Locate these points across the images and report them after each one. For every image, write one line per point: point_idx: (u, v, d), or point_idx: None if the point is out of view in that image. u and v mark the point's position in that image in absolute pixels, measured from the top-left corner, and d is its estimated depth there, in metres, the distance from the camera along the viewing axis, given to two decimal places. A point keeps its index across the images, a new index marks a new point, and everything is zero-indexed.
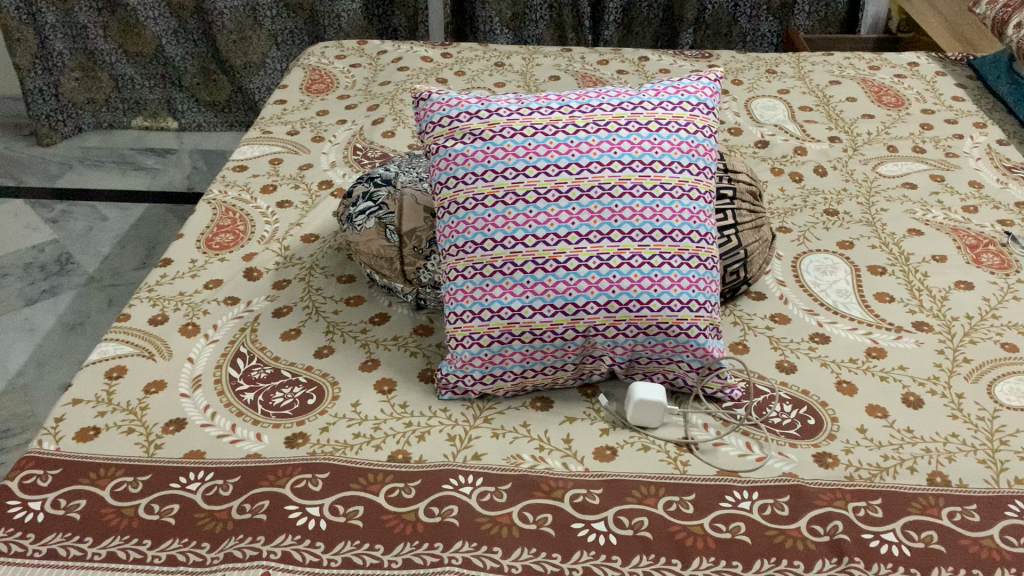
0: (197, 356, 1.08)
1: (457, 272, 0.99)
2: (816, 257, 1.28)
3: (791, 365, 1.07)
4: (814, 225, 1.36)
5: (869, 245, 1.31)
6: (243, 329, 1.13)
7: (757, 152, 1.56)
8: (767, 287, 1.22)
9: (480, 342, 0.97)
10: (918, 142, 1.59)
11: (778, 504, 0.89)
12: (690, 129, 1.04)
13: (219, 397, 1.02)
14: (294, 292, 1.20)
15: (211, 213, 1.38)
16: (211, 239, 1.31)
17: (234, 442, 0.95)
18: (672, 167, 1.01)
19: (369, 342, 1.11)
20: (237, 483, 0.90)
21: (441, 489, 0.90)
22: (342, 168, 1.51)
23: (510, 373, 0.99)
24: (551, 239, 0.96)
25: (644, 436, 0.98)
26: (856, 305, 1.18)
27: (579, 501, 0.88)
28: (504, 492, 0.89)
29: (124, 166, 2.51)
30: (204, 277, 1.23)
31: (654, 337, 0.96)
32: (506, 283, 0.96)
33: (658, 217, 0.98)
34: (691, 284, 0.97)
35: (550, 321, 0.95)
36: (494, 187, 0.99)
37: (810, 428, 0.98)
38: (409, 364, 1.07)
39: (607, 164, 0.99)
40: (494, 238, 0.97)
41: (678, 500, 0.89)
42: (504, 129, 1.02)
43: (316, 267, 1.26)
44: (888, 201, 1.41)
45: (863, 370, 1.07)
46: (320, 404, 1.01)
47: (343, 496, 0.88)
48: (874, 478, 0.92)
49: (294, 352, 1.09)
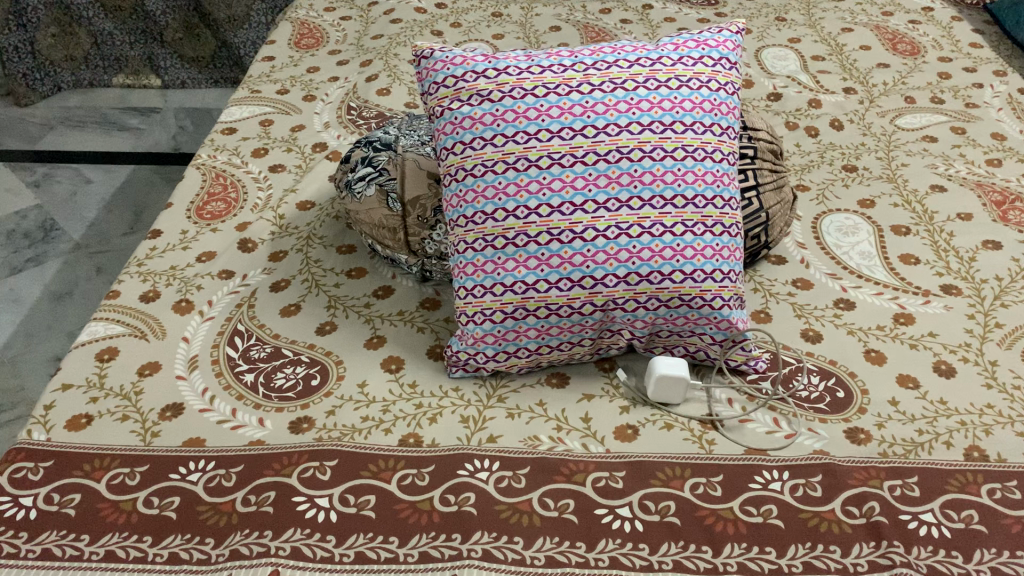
0: (192, 336, 1.03)
1: (467, 244, 0.93)
2: (837, 217, 1.22)
3: (816, 334, 1.03)
4: (832, 182, 1.30)
5: (891, 203, 1.25)
6: (240, 305, 1.08)
7: (769, 106, 1.49)
8: (787, 251, 1.16)
9: (493, 319, 0.92)
10: (936, 92, 1.52)
11: (811, 484, 0.85)
12: (712, 86, 0.97)
13: (217, 379, 0.97)
14: (292, 264, 1.14)
15: (201, 180, 1.32)
16: (201, 208, 1.25)
17: (235, 428, 0.91)
18: (694, 128, 0.94)
19: (373, 316, 1.04)
20: (240, 472, 0.86)
21: (456, 475, 0.85)
22: (337, 129, 1.44)
23: (524, 350, 0.94)
24: (566, 208, 0.90)
25: (666, 413, 0.93)
26: (881, 268, 1.13)
27: (602, 485, 0.84)
28: (522, 477, 0.85)
29: (107, 127, 2.43)
30: (196, 249, 1.17)
31: (676, 310, 0.92)
32: (519, 256, 0.91)
33: (680, 181, 0.92)
34: (714, 253, 0.92)
35: (567, 295, 0.90)
36: (504, 153, 0.93)
37: (839, 401, 0.94)
38: (416, 340, 1.01)
39: (625, 126, 0.92)
40: (505, 208, 0.91)
41: (705, 483, 0.85)
42: (514, 89, 0.94)
43: (312, 235, 1.19)
44: (909, 155, 1.35)
45: (891, 337, 1.02)
46: (325, 385, 0.95)
47: (353, 485, 0.84)
48: (908, 454, 0.88)
49: (295, 331, 1.03)
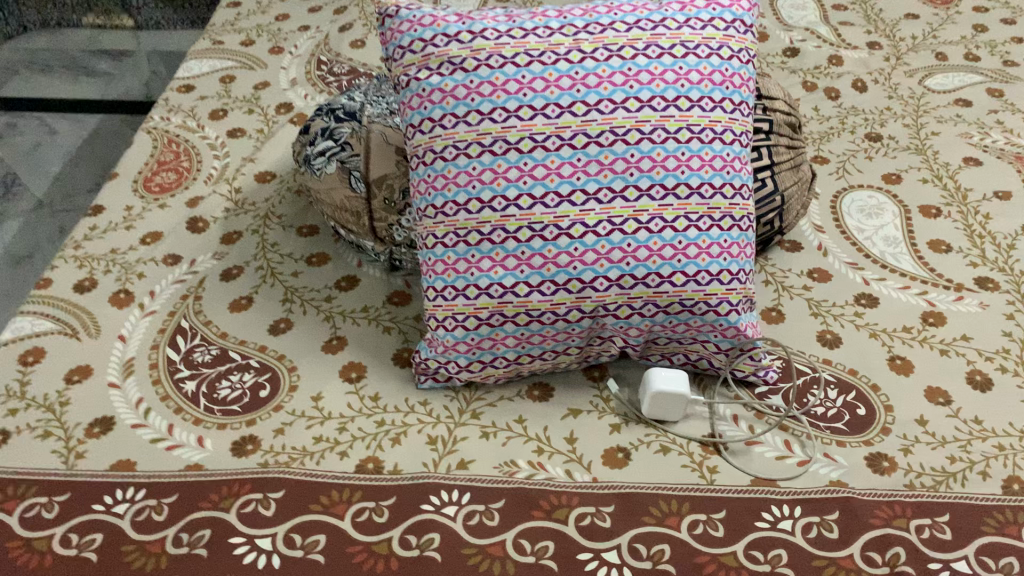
0: (129, 334, 0.91)
1: (436, 238, 0.81)
2: (859, 196, 1.10)
3: (834, 337, 0.91)
4: (853, 153, 1.17)
5: (920, 178, 1.12)
6: (185, 297, 0.96)
7: (785, 63, 1.35)
8: (803, 235, 1.04)
9: (466, 325, 0.80)
10: (971, 48, 1.37)
11: (826, 523, 0.74)
12: (723, 54, 0.82)
13: (154, 388, 0.85)
14: (246, 248, 1.02)
15: (151, 146, 1.18)
16: (149, 180, 1.13)
17: (171, 449, 0.80)
18: (702, 104, 0.80)
19: (333, 313, 0.92)
20: (172, 504, 0.75)
21: (419, 511, 0.74)
22: (304, 87, 1.30)
23: (502, 359, 0.82)
24: (551, 199, 0.77)
25: (662, 432, 0.82)
26: (908, 257, 1.01)
27: (586, 524, 0.73)
28: (495, 513, 0.74)
29: (75, 71, 2.25)
30: (141, 229, 1.05)
31: (675, 316, 0.80)
32: (495, 254, 0.78)
33: (683, 167, 0.79)
34: (722, 251, 0.79)
35: (550, 300, 0.78)
36: (479, 133, 0.79)
37: (860, 420, 0.82)
38: (381, 342, 0.89)
39: (620, 102, 0.78)
40: (480, 198, 0.79)
41: (705, 520, 0.74)
42: (491, 57, 0.80)
43: (270, 214, 1.06)
44: (939, 122, 1.21)
45: (919, 341, 0.90)
46: (274, 398, 0.83)
47: (301, 522, 0.73)
48: (938, 486, 0.76)
49: (245, 330, 0.91)
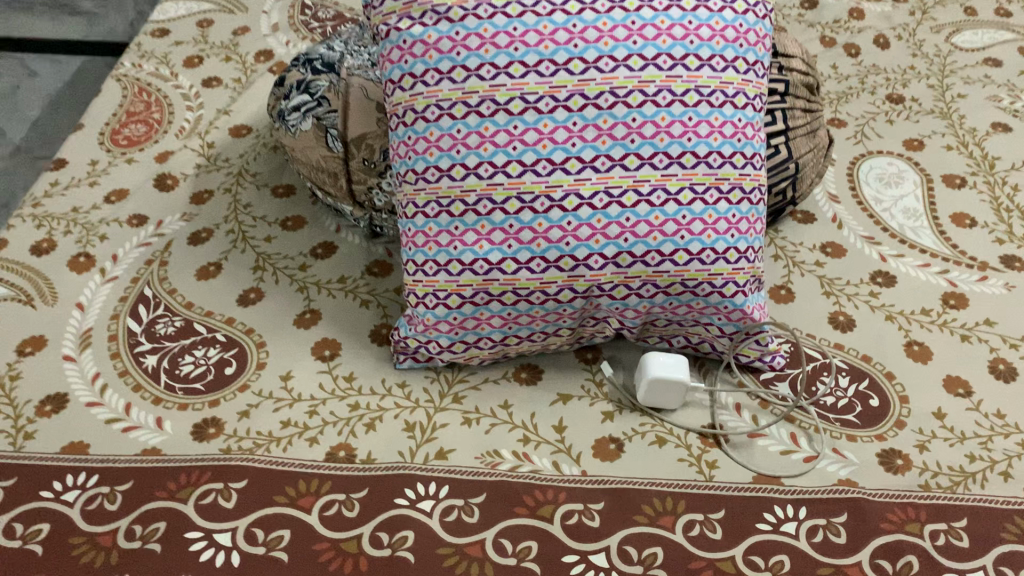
0: (88, 302, 0.85)
1: (417, 207, 0.74)
2: (878, 164, 1.02)
3: (847, 320, 0.84)
4: (873, 116, 1.09)
5: (944, 145, 1.04)
6: (150, 262, 0.89)
7: (802, 15, 1.26)
8: (817, 206, 0.97)
9: (448, 303, 0.74)
10: (1002, 2, 1.28)
11: (833, 527, 0.68)
12: (738, 7, 0.74)
13: (112, 363, 0.79)
14: (217, 209, 0.95)
15: (120, 96, 1.11)
16: (117, 132, 1.05)
17: (127, 431, 0.74)
18: (712, 63, 0.72)
19: (308, 284, 0.86)
20: (126, 493, 0.69)
21: (393, 505, 0.68)
22: (286, 34, 1.21)
23: (487, 340, 0.76)
24: (542, 167, 0.70)
25: (658, 421, 0.75)
26: (928, 232, 0.93)
27: (573, 523, 0.68)
28: (475, 509, 0.68)
29: (55, 9, 2.08)
30: (105, 187, 0.98)
31: (676, 298, 0.73)
32: (481, 227, 0.71)
33: (690, 134, 0.71)
34: (729, 227, 0.72)
35: (540, 279, 0.72)
36: (465, 91, 0.71)
37: (872, 412, 0.76)
38: (358, 317, 0.83)
39: (622, 59, 0.70)
40: (465, 164, 0.71)
41: (702, 521, 0.68)
42: (480, 6, 0.71)
43: (245, 172, 0.99)
44: (966, 83, 1.13)
45: (938, 326, 0.84)
46: (240, 376, 0.77)
47: (264, 516, 0.67)
48: (956, 487, 0.71)
49: (212, 300, 0.85)
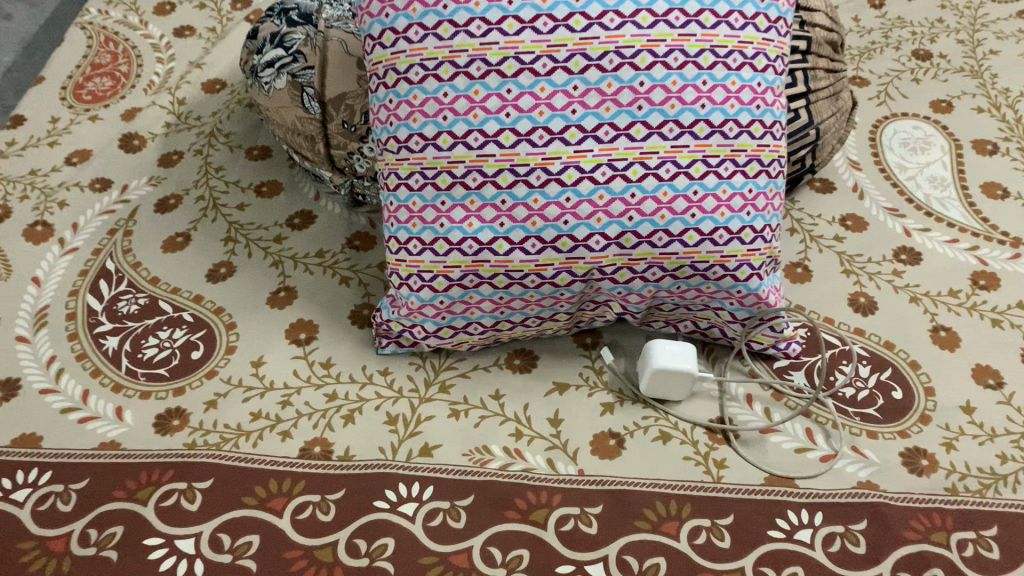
0: (45, 276, 0.78)
1: (399, 179, 0.67)
2: (903, 127, 0.94)
3: (868, 302, 0.78)
4: (898, 74, 1.01)
5: (974, 107, 0.96)
6: (113, 232, 0.82)
7: None
8: (836, 173, 0.90)
9: (434, 285, 0.67)
10: None
11: (851, 535, 0.62)
12: None
13: (70, 345, 0.73)
14: (186, 173, 0.88)
15: (85, 46, 1.02)
16: (80, 86, 0.97)
17: (84, 422, 0.68)
18: (730, 20, 0.64)
19: (284, 258, 0.79)
20: (81, 492, 0.63)
21: (371, 509, 0.63)
22: None
23: (477, 325, 0.70)
24: (539, 137, 0.63)
25: (662, 414, 0.69)
26: (957, 204, 0.86)
27: (568, 530, 0.62)
28: (461, 513, 0.63)
29: None
30: (67, 147, 0.90)
31: (685, 281, 0.67)
32: (470, 202, 0.65)
33: (704, 100, 0.63)
34: (745, 204, 0.65)
35: (535, 260, 0.65)
36: (452, 50, 0.63)
37: (895, 406, 0.70)
38: (337, 296, 0.76)
39: (629, 15, 0.62)
40: (452, 132, 0.64)
41: (709, 527, 0.63)
42: None
43: (217, 132, 0.92)
44: (998, 38, 1.05)
45: (967, 309, 0.77)
46: (208, 361, 0.71)
47: (230, 520, 0.62)
48: (985, 492, 0.65)
49: (180, 275, 0.78)
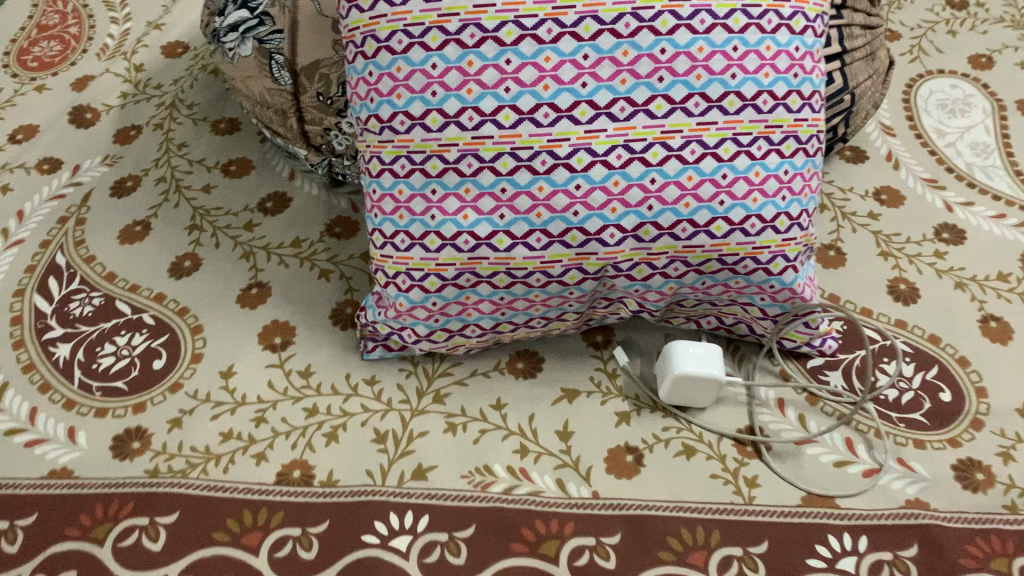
0: None
1: (383, 164, 0.58)
2: (939, 87, 0.86)
3: (909, 289, 0.70)
4: (932, 26, 0.91)
5: (1017, 62, 0.87)
6: (63, 220, 0.73)
7: None
8: (868, 141, 0.81)
9: (425, 285, 0.59)
10: None
11: (901, 564, 0.55)
12: None
13: (15, 355, 0.64)
14: (145, 150, 0.78)
15: (32, 6, 0.92)
16: (26, 53, 0.87)
17: (32, 446, 0.60)
18: None
19: (255, 249, 0.71)
20: (29, 530, 0.55)
21: (359, 544, 0.55)
22: None
23: (475, 328, 0.62)
24: (544, 115, 0.54)
25: (684, 423, 0.62)
26: (1002, 173, 0.78)
27: (583, 564, 0.55)
28: (461, 547, 0.55)
29: None
30: (12, 123, 0.81)
31: (710, 276, 0.58)
32: (464, 191, 0.56)
33: (734, 69, 0.54)
34: (780, 187, 0.56)
35: (541, 257, 0.57)
36: (440, 13, 0.53)
37: (942, 410, 0.63)
38: (316, 292, 0.68)
39: None
40: (443, 109, 0.55)
41: (741, 557, 0.55)
42: None
43: (179, 104, 0.82)
44: None
45: (1019, 295, 0.69)
46: (171, 372, 0.63)
47: (199, 561, 0.54)
48: None
49: (139, 271, 0.69)
